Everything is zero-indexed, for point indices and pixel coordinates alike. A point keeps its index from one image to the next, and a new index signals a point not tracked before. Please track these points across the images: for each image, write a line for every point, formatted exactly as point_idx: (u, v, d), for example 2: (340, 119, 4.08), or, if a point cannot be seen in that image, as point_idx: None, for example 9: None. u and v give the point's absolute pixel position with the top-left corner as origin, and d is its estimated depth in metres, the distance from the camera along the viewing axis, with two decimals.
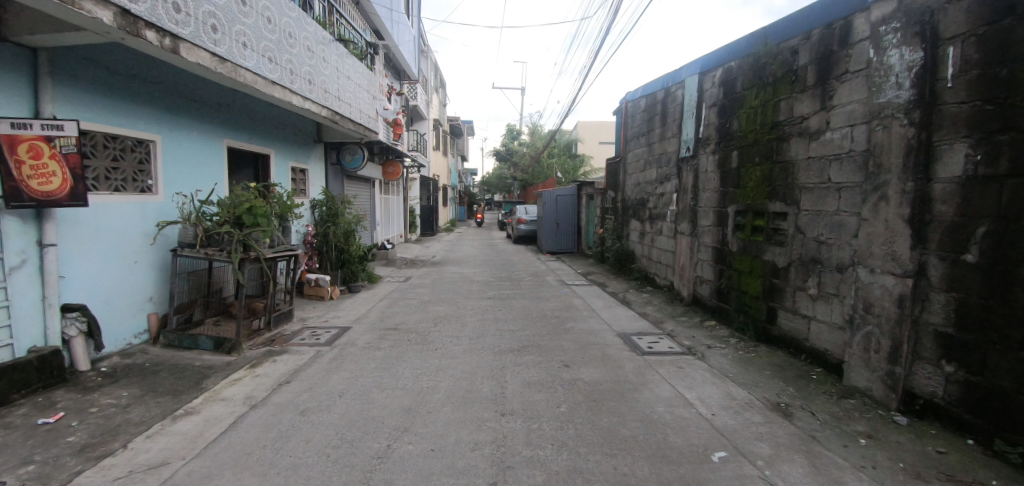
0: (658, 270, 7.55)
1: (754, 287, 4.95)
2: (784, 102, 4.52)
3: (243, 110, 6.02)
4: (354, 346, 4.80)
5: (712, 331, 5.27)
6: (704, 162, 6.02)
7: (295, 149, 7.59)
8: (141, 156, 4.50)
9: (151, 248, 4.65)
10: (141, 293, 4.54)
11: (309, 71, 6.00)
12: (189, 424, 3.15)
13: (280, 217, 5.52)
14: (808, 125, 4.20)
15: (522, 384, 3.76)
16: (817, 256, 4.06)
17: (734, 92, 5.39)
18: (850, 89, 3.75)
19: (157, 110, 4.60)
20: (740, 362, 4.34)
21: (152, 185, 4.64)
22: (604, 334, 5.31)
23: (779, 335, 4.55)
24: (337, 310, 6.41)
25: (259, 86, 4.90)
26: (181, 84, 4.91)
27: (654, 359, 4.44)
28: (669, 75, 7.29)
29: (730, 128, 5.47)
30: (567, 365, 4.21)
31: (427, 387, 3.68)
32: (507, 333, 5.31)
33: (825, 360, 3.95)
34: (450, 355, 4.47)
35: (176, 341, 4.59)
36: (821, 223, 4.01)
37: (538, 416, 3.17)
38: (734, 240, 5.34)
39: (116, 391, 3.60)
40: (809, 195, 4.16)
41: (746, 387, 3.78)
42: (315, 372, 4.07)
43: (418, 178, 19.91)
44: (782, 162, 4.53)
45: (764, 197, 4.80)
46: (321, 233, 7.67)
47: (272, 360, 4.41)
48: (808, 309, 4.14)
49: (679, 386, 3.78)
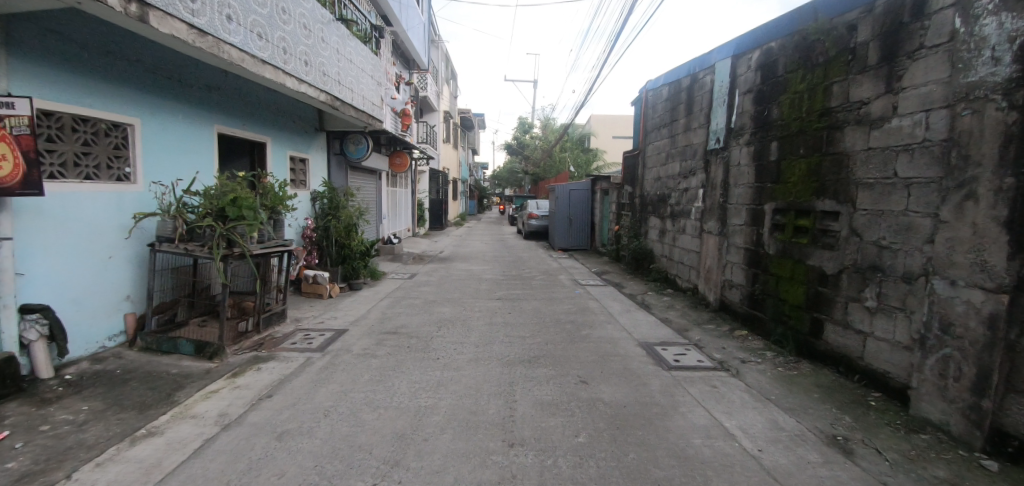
0: (681, 272, 7.02)
1: (795, 295, 4.39)
2: (837, 85, 3.93)
3: (235, 94, 5.58)
4: (348, 353, 4.34)
5: (744, 344, 4.74)
6: (737, 155, 5.45)
7: (293, 138, 7.15)
8: (118, 141, 4.10)
9: (129, 242, 4.24)
10: (117, 291, 4.15)
11: (305, 51, 5.52)
12: (149, 449, 2.72)
13: (271, 209, 5.06)
14: (869, 112, 3.62)
15: (533, 405, 3.27)
16: (877, 263, 3.50)
17: (774, 76, 4.81)
18: (926, 68, 3.17)
19: (136, 91, 4.20)
20: (781, 382, 3.81)
21: (130, 173, 4.24)
22: (624, 343, 4.79)
23: (826, 351, 4.00)
24: (335, 310, 5.99)
25: (246, 65, 4.43)
26: (165, 64, 4.51)
27: (683, 375, 3.93)
28: (697, 60, 6.70)
29: (768, 116, 4.89)
30: (585, 382, 3.71)
31: (425, 407, 3.21)
32: (517, 340, 4.84)
33: (886, 384, 3.41)
34: (453, 367, 3.99)
35: (155, 344, 4.19)
36: (882, 225, 3.45)
37: (553, 449, 2.69)
38: (771, 241, 4.77)
39: (76, 404, 3.19)
40: (869, 192, 3.59)
41: (793, 415, 3.26)
42: (300, 384, 3.62)
43: (426, 171, 19.48)
44: (832, 154, 3.95)
45: (808, 194, 4.22)
46: (322, 227, 7.26)
47: (257, 368, 3.98)
48: (865, 324, 3.59)
49: (716, 411, 3.26)
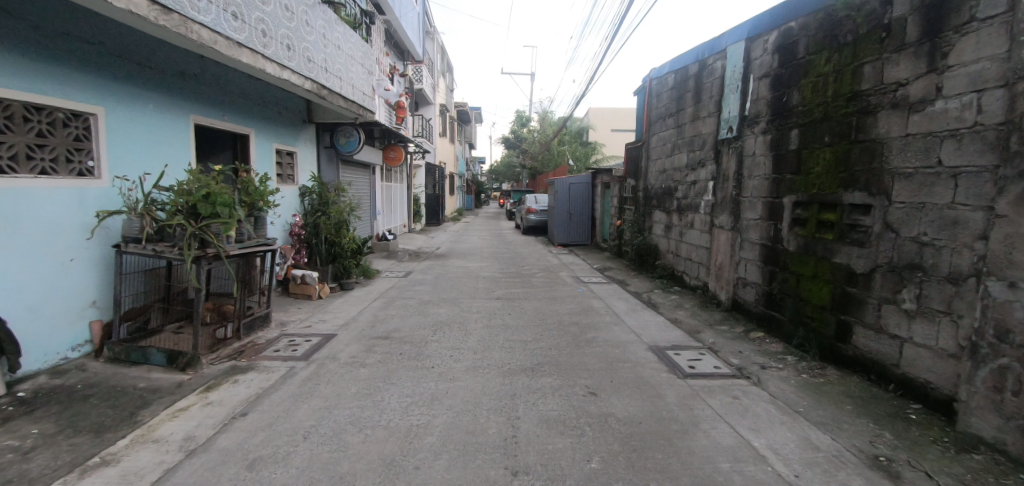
0: (688, 268, 6.70)
1: (818, 295, 4.06)
2: (868, 65, 3.57)
3: (212, 82, 5.19)
4: (334, 361, 3.99)
5: (762, 347, 4.42)
6: (751, 145, 5.10)
7: (279, 130, 6.76)
8: (79, 132, 3.72)
9: (92, 243, 3.86)
10: (79, 297, 3.78)
11: (287, 35, 5.13)
12: (100, 482, 2.37)
13: (250, 206, 4.69)
14: (906, 94, 3.27)
15: (538, 422, 2.94)
16: (916, 261, 3.17)
17: (794, 58, 4.45)
18: (976, 42, 2.81)
19: (98, 77, 3.81)
20: (807, 391, 3.49)
21: (94, 167, 3.85)
22: (633, 347, 4.47)
23: (854, 357, 3.68)
24: (324, 312, 5.64)
25: (219, 47, 4.04)
26: (133, 48, 4.12)
27: (699, 384, 3.60)
28: (706, 45, 6.34)
29: (787, 102, 4.54)
30: (594, 394, 3.37)
31: (417, 427, 2.87)
32: (518, 345, 4.49)
33: (926, 395, 3.09)
34: (449, 377, 3.65)
35: (123, 354, 3.84)
36: (923, 220, 3.11)
37: (562, 478, 2.35)
38: (791, 236, 4.43)
39: (23, 428, 2.83)
40: (906, 183, 3.25)
41: (826, 430, 2.94)
42: (279, 399, 3.27)
43: (422, 165, 19.08)
44: (862, 142, 3.60)
45: (834, 185, 3.88)
46: (311, 224, 6.90)
47: (234, 380, 3.64)
48: (901, 329, 3.26)
49: (741, 428, 2.94)
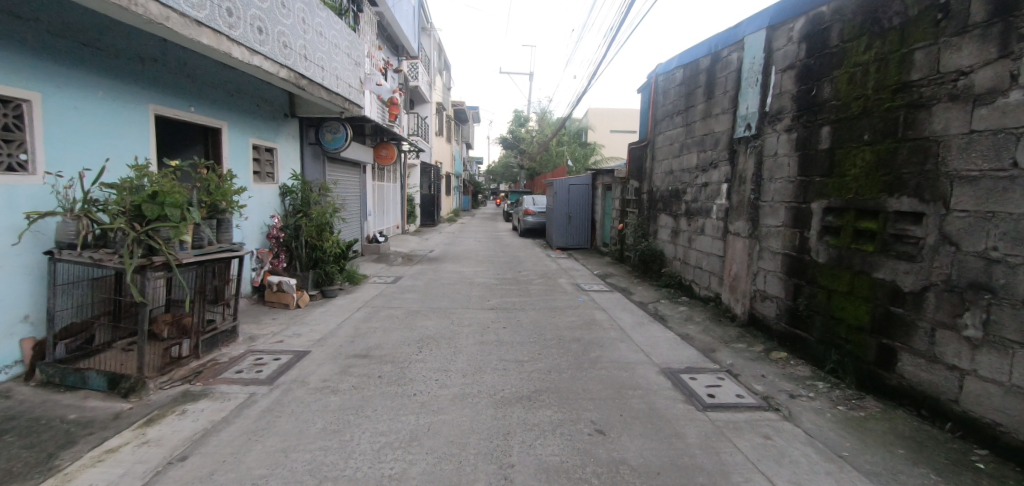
0: (698, 277, 6.22)
1: (854, 314, 3.58)
2: (920, 52, 3.10)
3: (175, 68, 4.67)
4: (301, 387, 3.48)
5: (788, 371, 3.93)
6: (773, 144, 4.63)
7: (257, 124, 6.23)
8: (8, 120, 3.21)
9: (21, 249, 3.34)
10: (5, 311, 3.26)
11: (258, 15, 4.62)
12: None
13: (213, 207, 4.18)
14: (970, 85, 2.79)
15: (535, 472, 2.44)
16: (983, 281, 2.69)
17: (826, 47, 3.98)
18: None
19: (31, 57, 3.29)
20: (849, 428, 3.00)
21: (27, 161, 3.34)
22: (643, 370, 3.97)
23: (900, 388, 3.20)
24: (301, 324, 5.13)
25: (172, 25, 3.53)
26: (79, 26, 3.61)
27: (723, 418, 3.11)
28: (720, 36, 5.87)
29: (816, 96, 4.07)
30: (601, 432, 2.87)
31: (388, 478, 2.36)
32: (514, 366, 3.99)
33: (996, 440, 2.61)
34: (432, 409, 3.15)
35: (58, 377, 3.32)
36: (994, 232, 2.63)
37: None
38: (821, 246, 3.95)
39: None
40: (970, 189, 2.77)
41: (881, 483, 2.44)
42: (228, 438, 2.75)
43: (416, 165, 18.52)
44: (912, 140, 3.13)
45: (875, 189, 3.41)
46: (291, 226, 6.40)
47: (181, 410, 3.12)
48: (963, 359, 2.78)
49: (780, 480, 2.44)
